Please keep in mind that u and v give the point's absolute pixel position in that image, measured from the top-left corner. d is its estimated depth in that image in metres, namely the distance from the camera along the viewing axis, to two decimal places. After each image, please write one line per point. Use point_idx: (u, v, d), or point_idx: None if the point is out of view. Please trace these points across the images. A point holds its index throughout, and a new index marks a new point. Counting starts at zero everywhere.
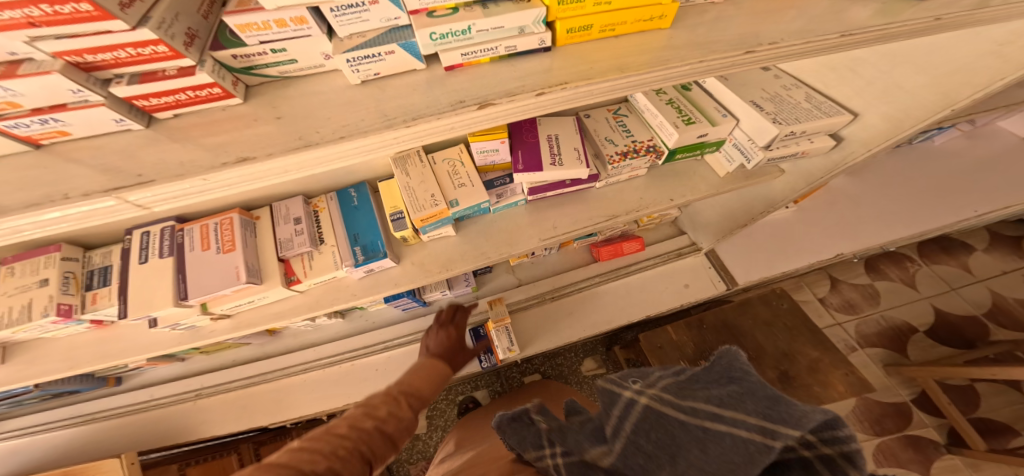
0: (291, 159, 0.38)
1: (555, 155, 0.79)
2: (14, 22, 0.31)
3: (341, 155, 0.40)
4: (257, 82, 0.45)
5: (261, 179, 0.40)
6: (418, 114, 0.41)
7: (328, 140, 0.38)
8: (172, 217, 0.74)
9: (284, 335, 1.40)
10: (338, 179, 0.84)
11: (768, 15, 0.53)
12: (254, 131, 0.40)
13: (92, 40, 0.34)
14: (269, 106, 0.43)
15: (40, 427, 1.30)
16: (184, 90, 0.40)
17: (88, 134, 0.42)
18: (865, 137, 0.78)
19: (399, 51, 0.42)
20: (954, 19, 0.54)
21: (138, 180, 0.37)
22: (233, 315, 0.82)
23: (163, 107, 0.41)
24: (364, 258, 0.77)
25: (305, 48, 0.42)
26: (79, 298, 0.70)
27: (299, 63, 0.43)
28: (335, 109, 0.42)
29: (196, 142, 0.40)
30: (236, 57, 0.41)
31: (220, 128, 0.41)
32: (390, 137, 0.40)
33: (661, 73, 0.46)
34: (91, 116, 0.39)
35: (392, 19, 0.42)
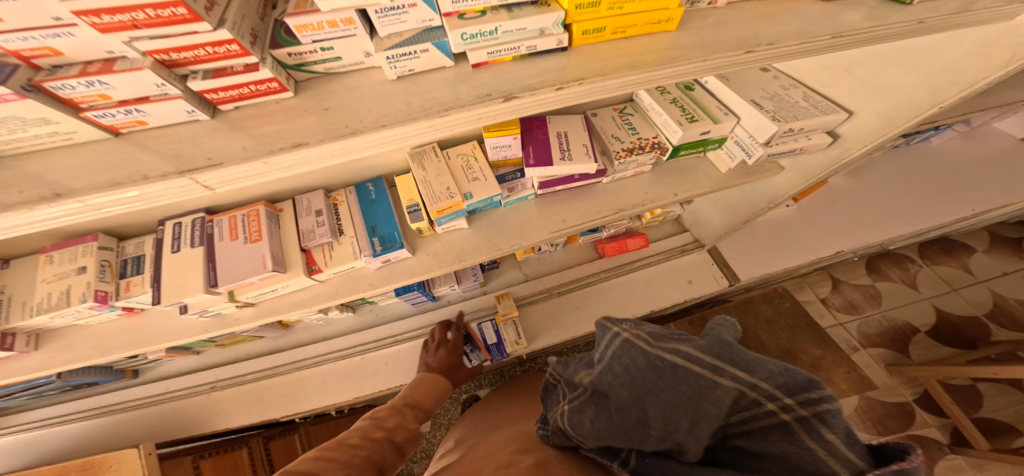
0: (337, 145, 0.42)
1: (564, 151, 0.83)
2: (121, 24, 0.35)
3: (380, 142, 0.44)
4: (305, 78, 0.49)
5: (308, 164, 0.44)
6: (449, 106, 0.45)
7: (371, 129, 0.43)
8: (202, 209, 0.79)
9: (297, 329, 1.43)
10: (357, 174, 0.88)
11: (767, 18, 0.57)
12: (302, 121, 0.45)
13: (180, 39, 0.38)
14: (315, 99, 0.47)
15: (60, 418, 1.34)
16: (247, 84, 0.44)
17: (159, 124, 0.46)
18: (860, 134, 0.82)
19: (432, 50, 0.46)
20: (938, 22, 0.58)
21: (208, 163, 0.41)
22: (257, 304, 0.86)
23: (227, 100, 0.45)
24: (382, 248, 0.81)
25: (349, 46, 0.46)
26: (114, 286, 0.73)
27: (342, 60, 0.48)
28: (374, 102, 0.46)
29: (251, 131, 0.44)
30: (290, 55, 0.45)
31: (272, 119, 0.45)
32: (426, 126, 0.44)
33: (667, 71, 0.50)
34: (168, 107, 0.43)
35: (426, 20, 0.46)
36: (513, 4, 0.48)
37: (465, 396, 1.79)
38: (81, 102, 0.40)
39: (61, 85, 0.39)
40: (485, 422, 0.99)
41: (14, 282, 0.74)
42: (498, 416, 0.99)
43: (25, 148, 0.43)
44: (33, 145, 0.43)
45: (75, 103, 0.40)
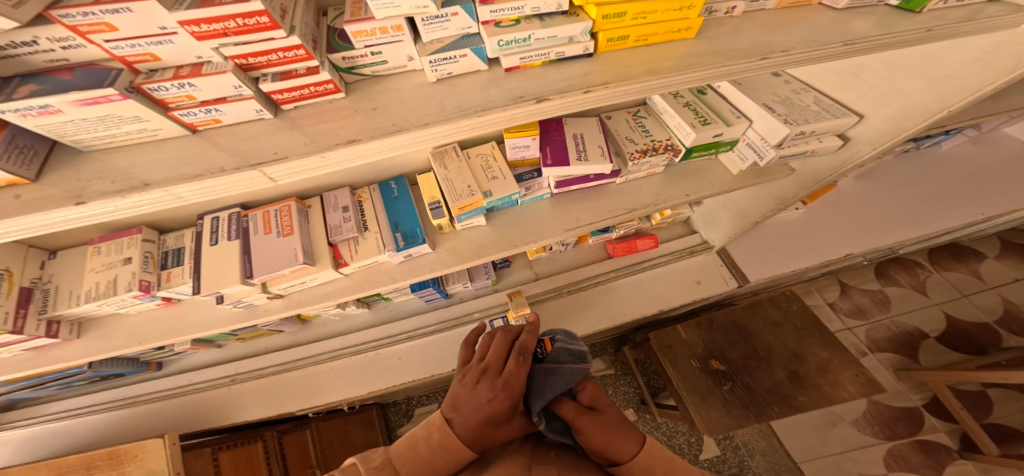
0: (385, 141, 0.46)
1: (580, 151, 0.86)
2: (213, 32, 0.40)
3: (422, 139, 0.48)
4: (353, 80, 0.53)
5: (361, 157, 0.48)
6: (486, 107, 0.48)
7: (416, 126, 0.47)
8: (237, 204, 0.83)
9: (314, 324, 1.48)
10: (382, 172, 0.93)
11: (781, 26, 0.60)
12: (354, 119, 0.49)
13: (258, 45, 0.42)
14: (364, 99, 0.51)
15: (87, 408, 1.39)
16: (308, 86, 0.48)
17: (233, 123, 0.50)
18: (869, 137, 0.85)
19: (471, 55, 0.50)
20: (945, 30, 0.61)
21: (275, 156, 0.45)
22: (285, 296, 0.89)
23: (290, 100, 0.49)
24: (405, 243, 0.84)
25: (396, 51, 0.50)
26: (155, 276, 0.77)
27: (388, 63, 0.52)
28: (418, 102, 0.50)
29: (307, 128, 0.48)
30: (344, 59, 0.49)
31: (326, 118, 0.49)
32: (463, 125, 0.48)
33: (685, 76, 0.53)
34: (241, 107, 0.47)
35: (465, 28, 0.50)
36: (544, 14, 0.51)
37: None
38: (170, 102, 0.45)
39: (157, 87, 0.42)
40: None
41: (62, 271, 0.78)
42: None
43: (108, 145, 0.48)
44: (120, 140, 0.48)
45: (165, 103, 0.45)
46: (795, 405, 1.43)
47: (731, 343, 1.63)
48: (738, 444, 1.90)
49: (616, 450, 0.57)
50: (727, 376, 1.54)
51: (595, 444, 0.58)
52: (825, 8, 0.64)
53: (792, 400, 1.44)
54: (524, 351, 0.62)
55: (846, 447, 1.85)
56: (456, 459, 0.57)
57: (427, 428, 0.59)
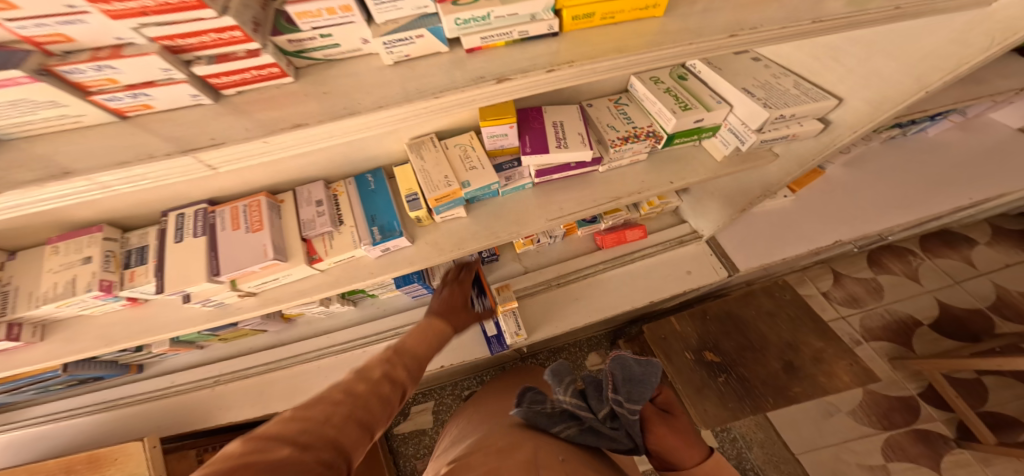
0: (337, 124, 0.44)
1: (560, 139, 0.84)
2: (130, 10, 0.37)
3: (378, 123, 0.46)
4: (305, 64, 0.51)
5: (310, 142, 0.46)
6: (443, 88, 0.46)
7: (368, 109, 0.45)
8: (204, 200, 0.81)
9: (299, 323, 1.47)
10: (357, 165, 0.90)
11: (754, 5, 0.58)
12: (303, 104, 0.46)
13: (187, 26, 0.39)
14: (315, 83, 0.49)
15: (70, 412, 1.39)
16: (250, 70, 0.46)
17: (166, 108, 0.48)
18: (851, 120, 0.84)
19: (428, 35, 0.47)
20: (918, 7, 0.59)
21: (212, 142, 0.43)
22: (258, 294, 0.87)
23: (230, 85, 0.47)
24: (382, 236, 0.82)
25: (347, 34, 0.47)
26: (118, 275, 0.76)
27: (341, 46, 0.49)
28: (373, 84, 0.47)
29: (253, 115, 0.46)
30: (291, 42, 0.46)
31: (273, 103, 0.47)
32: (422, 107, 0.46)
33: (656, 54, 0.51)
34: (173, 91, 0.45)
35: (421, 7, 0.47)
36: None
37: (465, 392, 2.05)
38: (90, 86, 0.42)
39: (73, 70, 0.40)
40: (484, 413, 1.04)
41: (20, 272, 0.76)
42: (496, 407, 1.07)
43: (33, 132, 0.46)
44: (45, 128, 0.46)
45: (84, 87, 0.42)
46: (789, 396, 1.43)
47: (725, 334, 1.62)
48: (736, 436, 1.90)
49: (682, 454, 0.67)
50: (721, 368, 1.53)
51: (665, 442, 0.69)
52: None
53: (786, 391, 1.44)
54: (465, 274, 1.15)
55: (843, 437, 1.85)
56: (433, 342, 0.85)
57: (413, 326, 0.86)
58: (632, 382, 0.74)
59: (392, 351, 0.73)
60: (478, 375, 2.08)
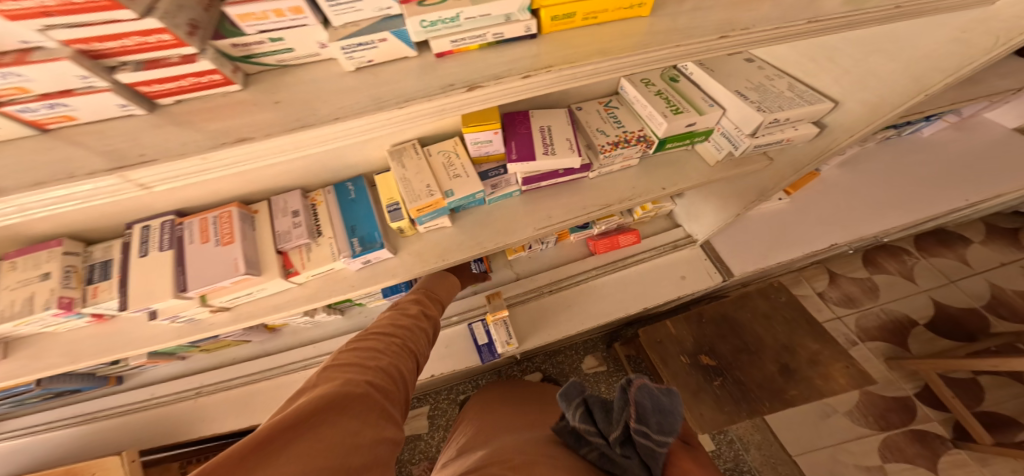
0: (288, 138, 0.40)
1: (547, 145, 0.81)
2: (29, 11, 0.33)
3: (337, 135, 0.42)
4: (256, 71, 0.47)
5: (258, 158, 0.42)
6: (408, 96, 0.42)
7: (324, 121, 0.41)
8: (171, 211, 0.77)
9: (284, 332, 1.43)
10: (336, 172, 0.86)
11: (746, 3, 0.55)
12: (254, 115, 0.43)
13: (102, 28, 0.35)
14: (268, 91, 0.45)
15: (46, 425, 1.34)
16: (187, 77, 0.42)
17: (93, 119, 0.44)
18: (848, 121, 0.82)
19: (391, 38, 0.43)
20: (917, 6, 0.56)
21: (140, 159, 0.40)
22: (232, 308, 0.84)
23: (165, 93, 0.44)
24: (362, 248, 0.78)
25: (300, 37, 0.43)
26: (81, 292, 0.73)
27: (295, 51, 0.45)
28: (333, 92, 0.44)
29: (198, 127, 0.42)
30: (236, 46, 0.43)
31: (220, 113, 0.44)
32: (385, 118, 0.42)
33: (641, 57, 0.47)
34: (96, 101, 0.42)
35: (384, 8, 0.44)
36: None
37: (461, 396, 2.01)
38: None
39: None
40: (485, 431, 1.08)
41: None
42: (497, 425, 1.10)
43: None
44: None
45: None
46: (785, 399, 1.41)
47: (721, 337, 1.59)
48: (733, 438, 1.87)
49: None
50: (717, 371, 1.51)
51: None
52: None
53: (782, 394, 1.42)
54: None
55: (841, 438, 1.83)
56: (431, 317, 1.03)
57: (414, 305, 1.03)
58: (653, 413, 0.64)
59: (416, 298, 1.06)
60: (474, 379, 2.03)
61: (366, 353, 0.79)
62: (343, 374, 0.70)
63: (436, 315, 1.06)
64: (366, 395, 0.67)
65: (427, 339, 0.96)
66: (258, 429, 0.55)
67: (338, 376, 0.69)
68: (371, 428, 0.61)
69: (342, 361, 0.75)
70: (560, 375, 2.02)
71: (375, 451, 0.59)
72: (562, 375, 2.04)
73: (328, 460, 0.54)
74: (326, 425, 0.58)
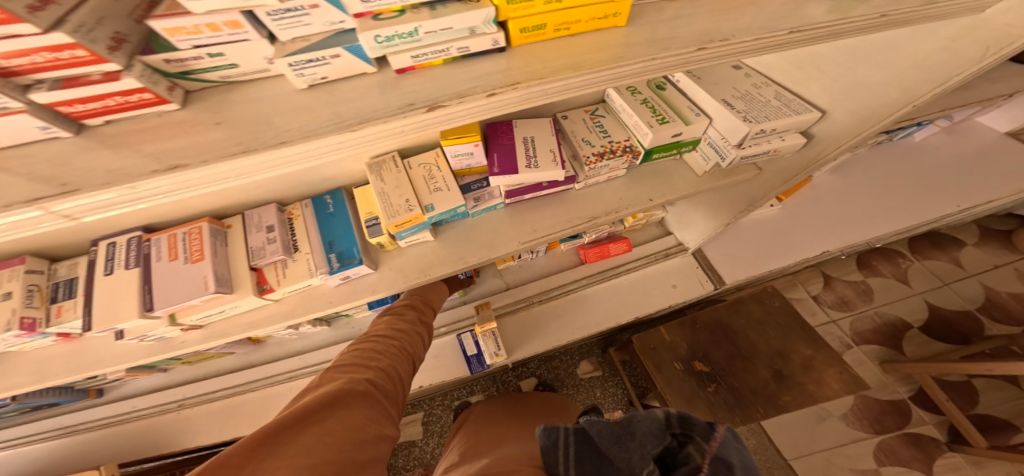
0: (229, 164, 0.38)
1: (530, 158, 0.78)
2: None
3: (288, 159, 0.40)
4: (197, 87, 0.46)
5: (193, 186, 0.40)
6: (363, 118, 0.41)
7: (268, 146, 0.38)
8: (139, 227, 0.74)
9: (269, 343, 1.39)
10: (314, 186, 0.83)
11: (727, 12, 0.53)
12: (201, 136, 0.41)
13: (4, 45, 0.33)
14: (210, 110, 0.44)
15: (24, 439, 1.31)
16: (113, 96, 0.40)
17: (12, 143, 0.41)
18: (834, 134, 0.81)
19: (345, 54, 0.42)
20: (904, 15, 0.55)
21: (61, 189, 0.37)
22: (205, 326, 0.81)
23: (91, 114, 0.41)
24: (339, 265, 0.76)
25: (242, 52, 0.42)
26: (44, 311, 0.70)
27: (240, 67, 0.44)
28: (283, 114, 0.42)
29: (137, 149, 0.40)
30: (169, 62, 0.41)
31: (159, 134, 0.42)
32: (336, 141, 0.40)
33: (615, 70, 0.45)
34: (14, 123, 0.39)
35: (336, 22, 0.43)
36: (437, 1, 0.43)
37: (456, 403, 1.96)
38: None
39: None
40: (479, 445, 1.06)
41: None
42: (490, 439, 1.07)
43: None
44: None
45: None
46: (779, 405, 1.39)
47: (714, 343, 1.57)
48: None
49: None
50: (711, 377, 1.49)
51: None
52: None
53: (776, 400, 1.40)
54: None
55: (836, 442, 1.81)
56: (430, 317, 1.04)
57: (413, 304, 1.03)
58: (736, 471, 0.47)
59: (410, 302, 1.03)
60: (469, 385, 2.00)
61: (370, 351, 0.81)
62: (345, 374, 0.71)
63: (432, 319, 1.05)
64: (368, 393, 0.69)
65: (424, 340, 0.97)
66: (268, 422, 0.57)
67: (341, 376, 0.70)
68: (375, 425, 0.64)
69: (346, 361, 0.76)
70: (555, 381, 1.99)
71: (378, 447, 0.62)
72: (558, 381, 2.01)
73: (337, 454, 0.57)
74: (333, 420, 0.60)
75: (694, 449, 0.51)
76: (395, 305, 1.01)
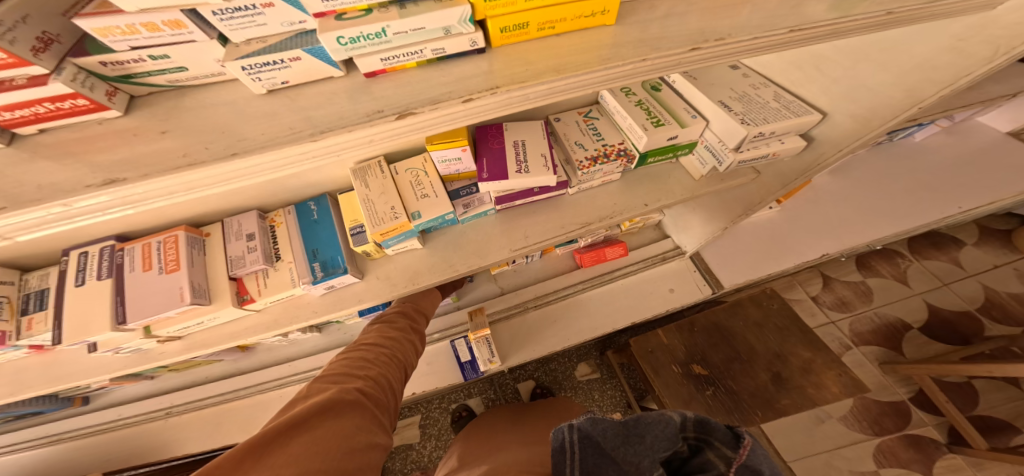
0: (177, 178, 0.36)
1: (520, 163, 0.76)
2: None
3: (247, 171, 0.38)
4: (144, 92, 0.43)
5: (139, 201, 0.37)
6: (327, 127, 0.38)
7: (219, 158, 0.36)
8: (111, 236, 0.71)
9: (258, 350, 1.36)
10: (297, 192, 0.81)
11: (723, 10, 0.50)
12: (150, 146, 0.38)
13: None
14: (160, 116, 0.41)
15: (8, 448, 1.28)
16: (42, 102, 0.37)
17: None
18: (834, 135, 0.77)
19: (306, 57, 0.39)
20: (909, 12, 0.52)
21: None
22: (183, 337, 0.78)
23: (23, 121, 0.38)
24: (323, 274, 0.73)
25: (189, 54, 0.39)
26: (13, 324, 0.67)
27: (189, 70, 0.42)
28: (242, 123, 0.39)
29: (80, 159, 0.37)
30: (106, 65, 0.38)
31: (103, 143, 0.39)
32: (295, 151, 0.37)
33: (602, 73, 0.43)
34: None
35: (297, 22, 0.41)
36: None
37: (453, 406, 1.93)
38: None
39: None
40: (473, 454, 1.03)
41: None
42: (483, 448, 1.05)
43: None
44: None
45: None
46: (778, 409, 1.37)
47: (712, 346, 1.54)
48: None
49: None
50: (710, 380, 1.46)
51: None
52: None
53: (775, 403, 1.38)
54: None
55: (836, 444, 1.79)
56: (419, 325, 1.00)
57: (400, 313, 0.99)
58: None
59: (400, 310, 1.00)
60: (466, 387, 1.97)
61: (359, 363, 0.77)
62: (333, 385, 0.68)
63: (424, 326, 1.02)
64: (358, 402, 0.65)
65: (417, 347, 0.94)
66: (252, 436, 0.54)
67: (328, 387, 0.67)
68: (365, 433, 0.61)
69: (333, 373, 0.72)
70: (553, 384, 1.96)
71: (369, 456, 0.58)
72: (555, 384, 1.98)
73: (325, 463, 0.53)
74: (321, 429, 0.57)
75: (715, 455, 0.49)
76: (385, 314, 0.98)
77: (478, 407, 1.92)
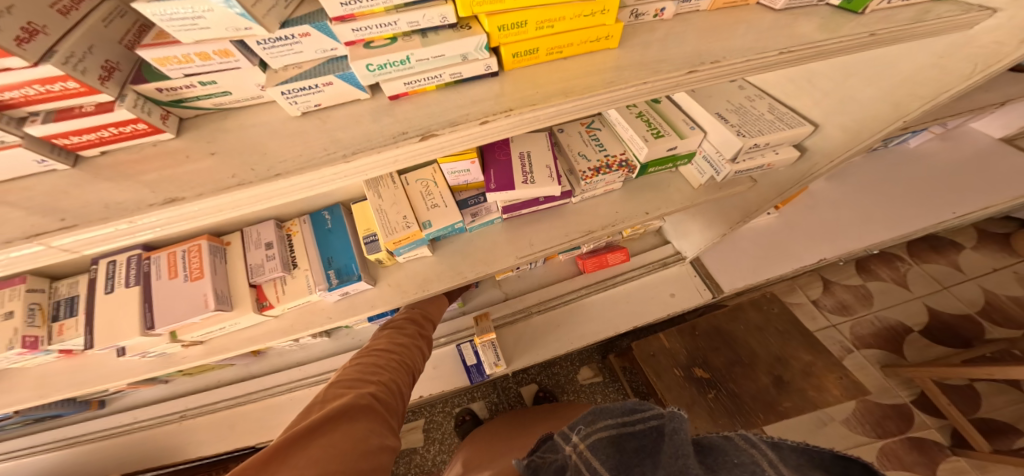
0: (226, 197, 0.39)
1: (527, 173, 0.79)
2: None
3: (283, 191, 0.41)
4: (190, 115, 0.47)
5: (191, 218, 0.41)
6: (356, 148, 0.42)
7: (263, 178, 0.39)
8: (138, 245, 0.75)
9: (269, 354, 1.38)
10: (313, 202, 0.84)
11: (718, 31, 0.54)
12: (195, 167, 0.42)
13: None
14: (203, 139, 0.45)
15: (27, 450, 1.30)
16: (107, 126, 0.41)
17: (8, 177, 0.42)
18: (827, 148, 0.81)
19: (337, 82, 0.43)
20: (893, 33, 0.56)
21: (61, 224, 0.38)
22: (204, 342, 0.81)
23: (87, 145, 0.42)
24: (338, 281, 0.77)
25: (233, 79, 0.43)
26: (46, 329, 0.71)
27: (233, 94, 0.46)
28: (278, 144, 0.43)
29: (135, 180, 0.41)
30: (162, 91, 0.42)
31: (154, 165, 0.43)
32: (330, 172, 0.41)
33: (607, 95, 0.46)
34: (13, 157, 0.40)
35: (328, 50, 0.44)
36: (429, 29, 0.45)
37: (457, 410, 1.95)
38: None
39: None
40: (480, 459, 1.05)
41: None
42: (490, 452, 1.07)
43: None
44: None
45: None
46: (780, 412, 1.39)
47: (714, 350, 1.57)
48: None
49: None
50: (711, 383, 1.49)
51: None
52: (764, 9, 0.59)
53: (777, 406, 1.39)
54: None
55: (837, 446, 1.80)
56: (426, 331, 1.03)
57: (408, 319, 1.02)
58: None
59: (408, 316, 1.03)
60: (470, 392, 1.99)
61: (371, 368, 0.80)
62: (348, 390, 0.71)
63: (430, 332, 1.06)
64: (371, 406, 0.68)
65: (424, 353, 0.98)
66: (274, 441, 0.57)
67: (344, 392, 0.70)
68: (376, 436, 0.63)
69: (347, 377, 0.76)
70: (556, 387, 1.97)
71: (381, 458, 0.61)
72: (559, 388, 2.00)
73: (340, 464, 0.55)
74: (337, 433, 0.60)
75: None
76: (395, 320, 1.01)
77: (483, 411, 1.94)
